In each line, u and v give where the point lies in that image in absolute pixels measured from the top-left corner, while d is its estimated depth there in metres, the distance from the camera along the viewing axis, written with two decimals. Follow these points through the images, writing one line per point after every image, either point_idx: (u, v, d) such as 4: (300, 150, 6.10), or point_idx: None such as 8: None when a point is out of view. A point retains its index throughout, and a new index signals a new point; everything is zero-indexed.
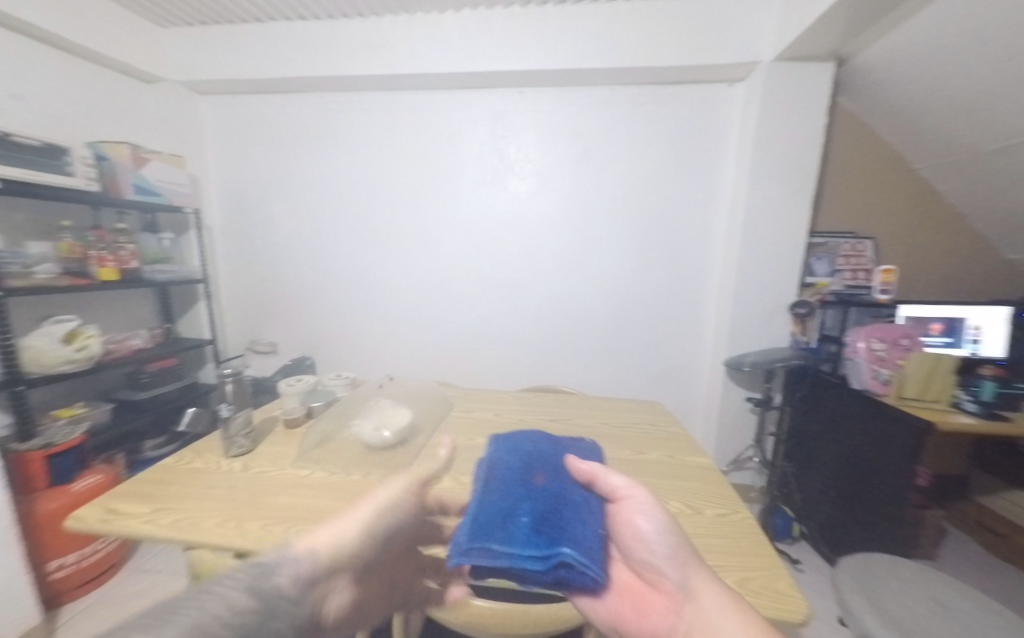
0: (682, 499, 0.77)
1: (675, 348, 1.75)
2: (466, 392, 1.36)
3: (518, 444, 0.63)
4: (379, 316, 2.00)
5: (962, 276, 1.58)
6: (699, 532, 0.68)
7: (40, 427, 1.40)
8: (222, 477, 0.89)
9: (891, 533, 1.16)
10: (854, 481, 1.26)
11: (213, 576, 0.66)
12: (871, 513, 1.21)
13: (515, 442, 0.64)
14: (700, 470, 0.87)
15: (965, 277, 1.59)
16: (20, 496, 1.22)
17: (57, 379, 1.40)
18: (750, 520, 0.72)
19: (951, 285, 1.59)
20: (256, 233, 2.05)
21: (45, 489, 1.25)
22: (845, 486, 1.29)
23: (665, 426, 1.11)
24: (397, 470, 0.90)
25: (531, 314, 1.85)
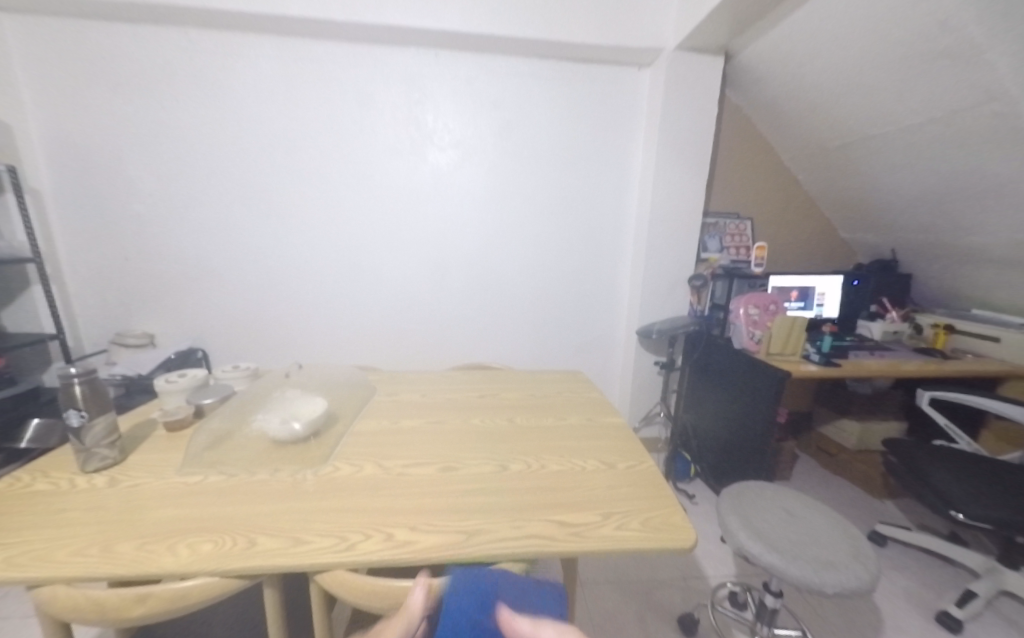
0: (599, 457, 0.83)
1: (593, 320, 1.86)
2: (389, 375, 1.30)
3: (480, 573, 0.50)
4: (286, 300, 1.80)
5: (812, 251, 1.92)
6: (614, 483, 0.75)
7: None
8: (79, 497, 0.74)
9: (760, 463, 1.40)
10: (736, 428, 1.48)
11: (74, 613, 0.56)
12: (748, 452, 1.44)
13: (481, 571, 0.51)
14: (615, 428, 0.95)
15: (815, 251, 1.92)
16: None
17: None
18: (653, 467, 0.80)
19: (805, 258, 1.92)
20: (112, 202, 1.67)
21: None
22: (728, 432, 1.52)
23: (585, 392, 1.18)
24: (312, 462, 0.83)
25: (456, 293, 1.81)
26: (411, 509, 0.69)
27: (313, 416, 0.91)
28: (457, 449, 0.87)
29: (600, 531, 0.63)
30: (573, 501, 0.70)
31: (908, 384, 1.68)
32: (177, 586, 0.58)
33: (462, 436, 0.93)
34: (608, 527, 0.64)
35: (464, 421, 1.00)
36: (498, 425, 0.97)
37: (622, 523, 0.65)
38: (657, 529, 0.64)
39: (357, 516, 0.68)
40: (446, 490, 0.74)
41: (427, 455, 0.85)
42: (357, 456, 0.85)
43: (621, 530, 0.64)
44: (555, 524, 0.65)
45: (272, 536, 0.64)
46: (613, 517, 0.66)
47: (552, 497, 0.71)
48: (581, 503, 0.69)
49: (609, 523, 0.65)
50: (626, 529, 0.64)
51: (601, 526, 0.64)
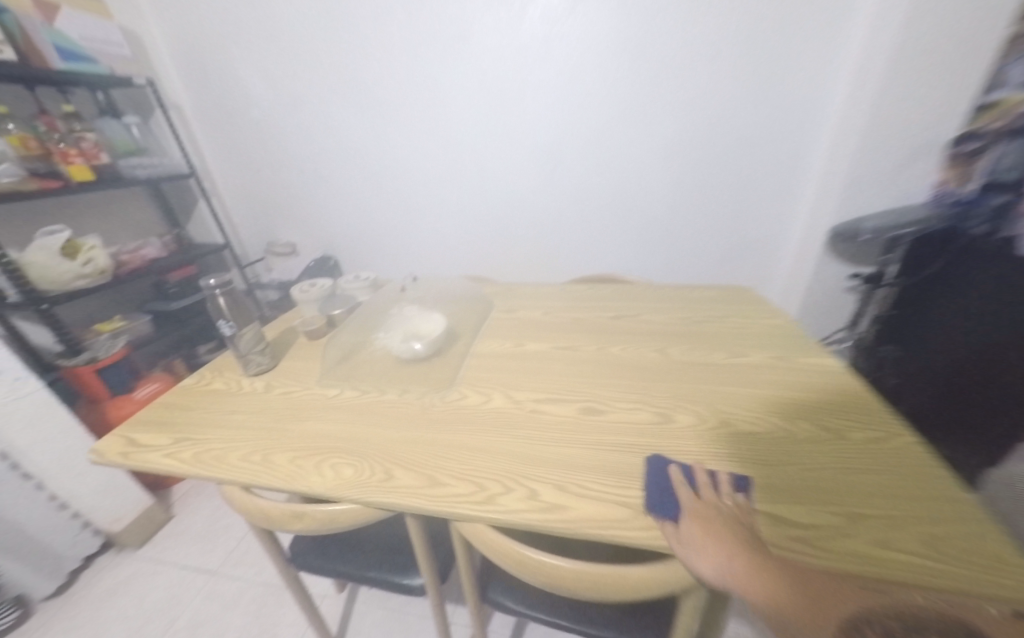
0: (813, 418, 0.59)
1: (757, 217, 1.41)
2: (506, 287, 1.16)
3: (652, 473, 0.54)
4: (396, 204, 1.72)
5: None
6: (850, 465, 0.51)
7: (87, 343, 1.45)
8: (244, 400, 0.79)
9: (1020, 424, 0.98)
10: (979, 376, 1.02)
11: (249, 515, 0.59)
12: None
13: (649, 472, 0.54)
14: (828, 376, 0.67)
15: None
16: (91, 405, 1.39)
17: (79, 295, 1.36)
18: (914, 446, 0.53)
19: None
20: (234, 108, 1.70)
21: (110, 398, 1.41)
22: (959, 381, 1.07)
23: (764, 318, 0.88)
24: (438, 387, 0.75)
25: (572, 188, 1.51)
26: (555, 462, 0.57)
27: (435, 335, 0.82)
28: (600, 385, 0.71)
29: (847, 545, 0.43)
30: (787, 486, 0.50)
31: None
32: (326, 509, 0.56)
33: (603, 368, 0.76)
34: (860, 542, 0.43)
35: (602, 348, 0.82)
36: (648, 358, 0.77)
37: (885, 539, 0.43)
38: (953, 560, 0.41)
39: (494, 462, 0.58)
40: (596, 442, 0.59)
41: (564, 389, 0.71)
42: (484, 383, 0.75)
43: (884, 550, 0.42)
44: (765, 519, 0.47)
45: (408, 470, 0.58)
46: (863, 524, 0.45)
47: (753, 475, 0.51)
48: (803, 493, 0.49)
49: (862, 535, 0.44)
50: (892, 550, 0.42)
51: (846, 535, 0.44)
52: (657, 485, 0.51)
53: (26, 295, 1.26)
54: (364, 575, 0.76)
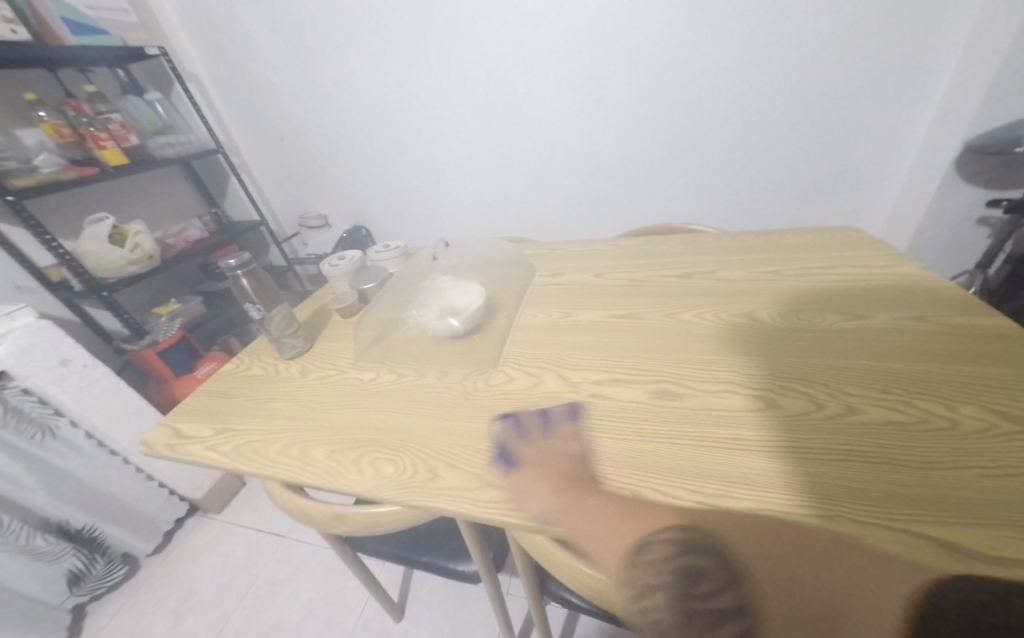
0: (980, 402, 0.44)
1: (854, 138, 1.15)
2: (548, 247, 1.03)
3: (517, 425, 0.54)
4: (424, 164, 1.60)
5: None
6: None
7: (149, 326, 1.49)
8: (280, 385, 0.75)
9: None
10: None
11: (292, 514, 0.55)
12: None
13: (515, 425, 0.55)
14: (991, 344, 0.51)
15: None
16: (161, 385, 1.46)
17: (132, 281, 1.39)
18: None
19: None
20: (249, 72, 1.60)
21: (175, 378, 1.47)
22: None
23: (880, 265, 0.69)
24: (481, 367, 0.66)
25: (619, 127, 1.31)
26: (627, 461, 0.46)
27: (473, 309, 0.73)
28: (675, 362, 0.58)
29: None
30: (953, 500, 0.36)
31: None
32: (369, 511, 0.51)
33: (675, 341, 0.63)
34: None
35: (671, 314, 0.68)
36: (733, 325, 0.63)
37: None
38: None
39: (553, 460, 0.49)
40: (677, 436, 0.48)
41: (629, 368, 0.59)
42: (533, 362, 0.64)
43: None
44: (912, 545, 0.34)
45: (456, 469, 0.51)
46: None
47: (901, 484, 0.38)
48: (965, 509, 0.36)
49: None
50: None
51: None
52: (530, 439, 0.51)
53: (85, 284, 1.29)
54: (419, 561, 0.73)
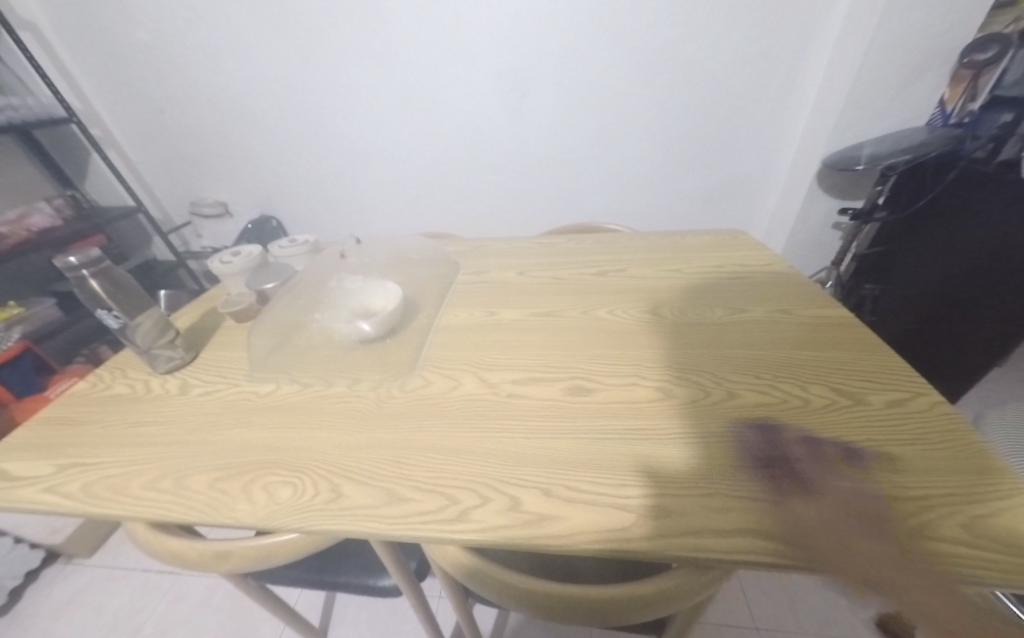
0: (827, 383, 0.51)
1: (741, 149, 1.29)
2: (472, 244, 1.00)
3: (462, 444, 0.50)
4: (340, 151, 1.48)
5: None
6: (875, 434, 0.44)
7: None
8: (152, 405, 0.64)
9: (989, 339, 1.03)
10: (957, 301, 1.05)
11: (164, 558, 0.47)
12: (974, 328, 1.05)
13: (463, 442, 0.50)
14: (838, 332, 0.59)
15: None
16: None
17: None
18: (944, 405, 0.47)
19: None
20: (112, 29, 1.34)
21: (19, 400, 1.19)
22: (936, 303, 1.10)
23: (761, 264, 0.78)
24: (395, 372, 0.62)
25: (543, 125, 1.32)
26: (537, 459, 0.47)
27: (388, 311, 0.68)
28: (588, 359, 0.60)
29: (884, 537, 0.36)
30: (808, 470, 0.42)
31: None
32: (259, 543, 0.45)
33: (588, 337, 0.64)
34: (899, 530, 0.36)
35: (587, 312, 0.70)
36: (640, 322, 0.66)
37: (924, 526, 0.36)
38: (1003, 546, 0.34)
39: (465, 466, 0.47)
40: (585, 431, 0.49)
41: (546, 366, 0.59)
42: (450, 363, 0.62)
43: (928, 541, 0.35)
44: (774, 512, 0.39)
45: (362, 485, 0.47)
46: (898, 509, 0.38)
47: (771, 459, 0.43)
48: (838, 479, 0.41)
49: (899, 522, 0.37)
50: (936, 539, 0.35)
51: (881, 525, 0.37)
52: (455, 454, 0.49)
53: None
54: (333, 583, 0.68)
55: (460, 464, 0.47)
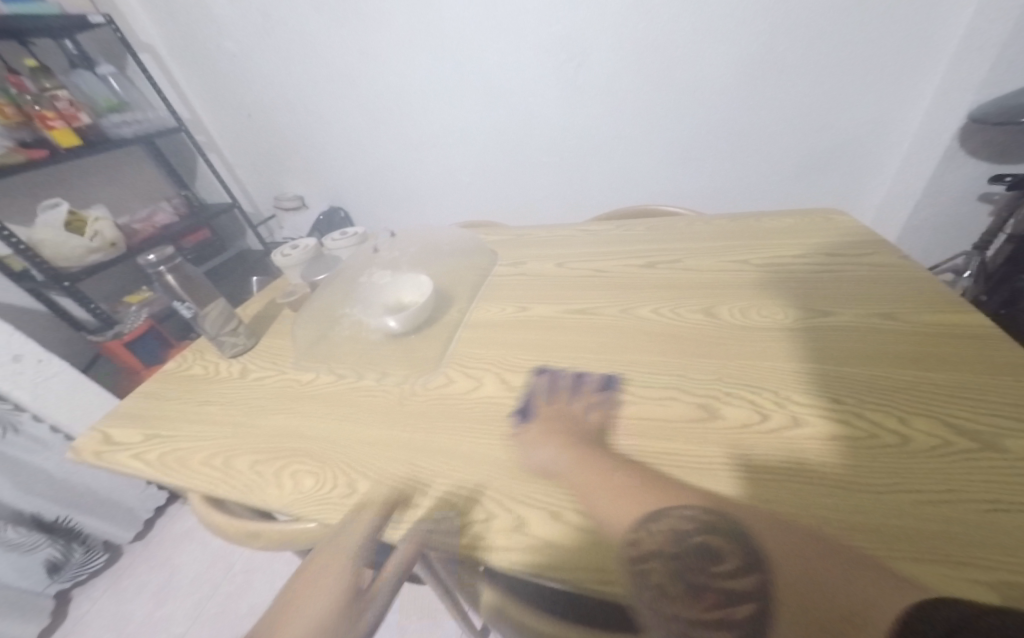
0: (934, 413, 0.40)
1: (847, 108, 1.06)
2: (515, 232, 0.96)
3: (475, 452, 0.47)
4: (398, 142, 1.52)
5: None
6: (1001, 492, 0.33)
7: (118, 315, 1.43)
8: (218, 387, 0.71)
9: None
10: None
11: (212, 529, 0.52)
12: None
13: (475, 450, 0.48)
14: (961, 347, 0.45)
15: None
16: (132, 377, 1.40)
17: (96, 270, 1.32)
18: None
19: None
20: (206, 42, 1.49)
21: (147, 369, 1.42)
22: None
23: (856, 253, 0.64)
24: (420, 367, 0.61)
25: (599, 100, 1.22)
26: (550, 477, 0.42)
27: (419, 305, 0.67)
28: (623, 363, 0.54)
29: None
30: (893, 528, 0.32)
31: None
32: (283, 529, 0.48)
33: (625, 338, 0.58)
34: None
35: (627, 309, 0.63)
36: (689, 324, 0.57)
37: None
38: None
39: (475, 476, 0.45)
40: (607, 449, 0.43)
41: (573, 370, 0.54)
42: (474, 361, 0.59)
43: None
44: None
45: (375, 484, 0.47)
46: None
47: (834, 509, 0.34)
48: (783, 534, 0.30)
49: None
50: None
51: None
52: (467, 460, 0.47)
53: (46, 274, 1.21)
54: None
55: (471, 474, 0.45)
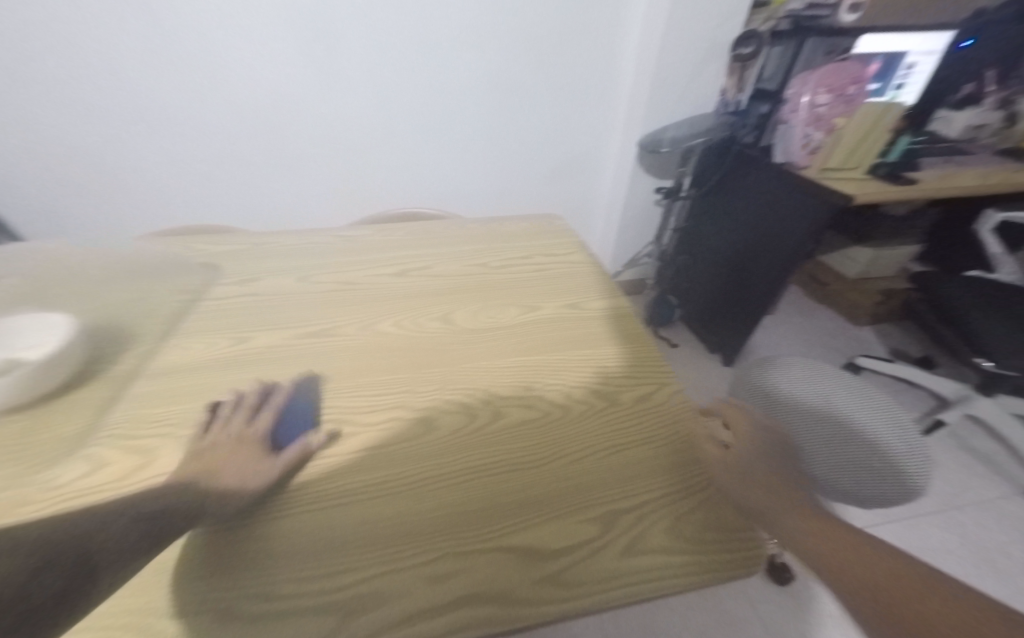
0: (588, 381, 0.50)
1: (573, 127, 1.31)
2: (248, 240, 0.79)
3: None
4: (68, 107, 1.01)
5: None
6: (613, 437, 0.44)
7: None
8: None
9: (748, 303, 1.31)
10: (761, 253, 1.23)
11: None
12: (742, 294, 1.33)
13: None
14: (612, 324, 0.60)
15: None
16: None
17: None
18: (680, 391, 0.50)
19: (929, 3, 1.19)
20: None
21: None
22: (744, 253, 1.30)
23: (563, 252, 0.78)
24: (52, 453, 0.41)
25: (363, 93, 1.12)
26: (232, 551, 0.35)
27: (37, 360, 0.46)
28: (355, 386, 0.50)
29: (598, 564, 0.34)
30: (543, 494, 0.39)
31: (928, 208, 1.53)
32: None
33: (361, 358, 0.54)
34: (614, 547, 0.35)
35: (370, 325, 0.59)
36: (428, 333, 0.58)
37: (634, 539, 0.36)
38: (695, 543, 0.36)
39: (110, 600, 0.32)
40: (309, 496, 0.38)
41: (294, 406, 0.47)
42: (153, 425, 0.44)
43: (635, 556, 0.35)
44: (502, 559, 0.34)
45: None
46: (616, 525, 0.37)
47: (503, 491, 0.39)
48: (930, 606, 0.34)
49: (614, 537, 0.36)
50: (643, 553, 0.35)
51: (599, 552, 0.35)
52: None
53: None
54: None
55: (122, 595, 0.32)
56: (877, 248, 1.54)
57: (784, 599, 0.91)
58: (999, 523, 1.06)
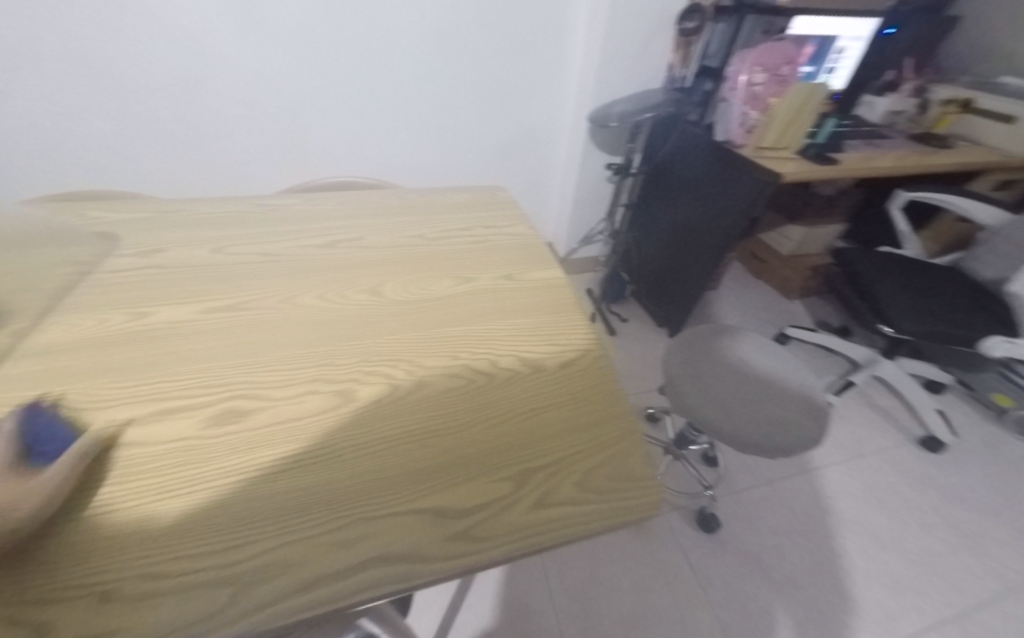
0: (517, 350, 0.50)
1: (524, 98, 1.27)
2: (156, 208, 0.71)
3: None
4: None
5: None
6: (535, 400, 0.44)
7: None
8: None
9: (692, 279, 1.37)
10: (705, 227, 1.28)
11: None
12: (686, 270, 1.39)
13: None
14: (547, 293, 0.60)
15: None
16: None
17: None
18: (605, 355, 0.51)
19: None
20: None
21: None
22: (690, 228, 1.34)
23: (503, 224, 0.76)
24: None
25: (295, 50, 1.03)
26: (105, 535, 0.31)
27: None
28: (271, 360, 0.47)
29: (510, 519, 0.35)
30: (459, 457, 0.38)
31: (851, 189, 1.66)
32: None
33: (280, 332, 0.50)
34: (525, 503, 0.36)
35: (293, 297, 0.56)
36: (354, 305, 0.55)
37: (547, 493, 0.37)
38: (601, 493, 0.37)
39: None
40: (205, 474, 0.35)
41: (200, 383, 0.43)
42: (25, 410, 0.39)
43: (545, 509, 0.36)
44: (417, 520, 0.34)
45: None
46: (529, 481, 0.37)
47: (419, 458, 0.38)
48: None
49: (527, 493, 0.37)
50: (553, 505, 0.36)
51: (509, 508, 0.35)
52: None
53: None
54: None
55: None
56: (807, 226, 1.64)
57: (712, 547, 0.99)
58: (894, 469, 1.21)
